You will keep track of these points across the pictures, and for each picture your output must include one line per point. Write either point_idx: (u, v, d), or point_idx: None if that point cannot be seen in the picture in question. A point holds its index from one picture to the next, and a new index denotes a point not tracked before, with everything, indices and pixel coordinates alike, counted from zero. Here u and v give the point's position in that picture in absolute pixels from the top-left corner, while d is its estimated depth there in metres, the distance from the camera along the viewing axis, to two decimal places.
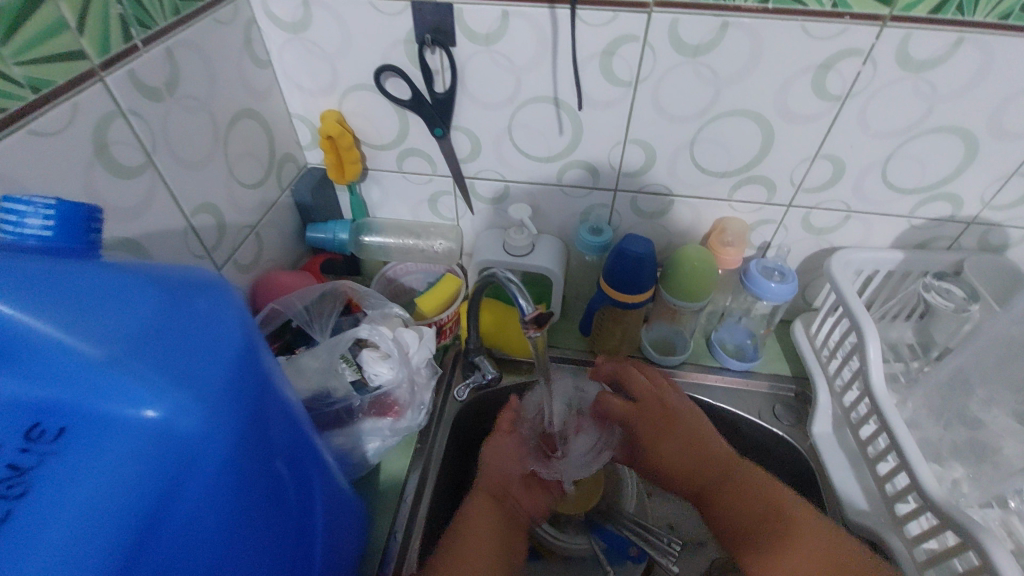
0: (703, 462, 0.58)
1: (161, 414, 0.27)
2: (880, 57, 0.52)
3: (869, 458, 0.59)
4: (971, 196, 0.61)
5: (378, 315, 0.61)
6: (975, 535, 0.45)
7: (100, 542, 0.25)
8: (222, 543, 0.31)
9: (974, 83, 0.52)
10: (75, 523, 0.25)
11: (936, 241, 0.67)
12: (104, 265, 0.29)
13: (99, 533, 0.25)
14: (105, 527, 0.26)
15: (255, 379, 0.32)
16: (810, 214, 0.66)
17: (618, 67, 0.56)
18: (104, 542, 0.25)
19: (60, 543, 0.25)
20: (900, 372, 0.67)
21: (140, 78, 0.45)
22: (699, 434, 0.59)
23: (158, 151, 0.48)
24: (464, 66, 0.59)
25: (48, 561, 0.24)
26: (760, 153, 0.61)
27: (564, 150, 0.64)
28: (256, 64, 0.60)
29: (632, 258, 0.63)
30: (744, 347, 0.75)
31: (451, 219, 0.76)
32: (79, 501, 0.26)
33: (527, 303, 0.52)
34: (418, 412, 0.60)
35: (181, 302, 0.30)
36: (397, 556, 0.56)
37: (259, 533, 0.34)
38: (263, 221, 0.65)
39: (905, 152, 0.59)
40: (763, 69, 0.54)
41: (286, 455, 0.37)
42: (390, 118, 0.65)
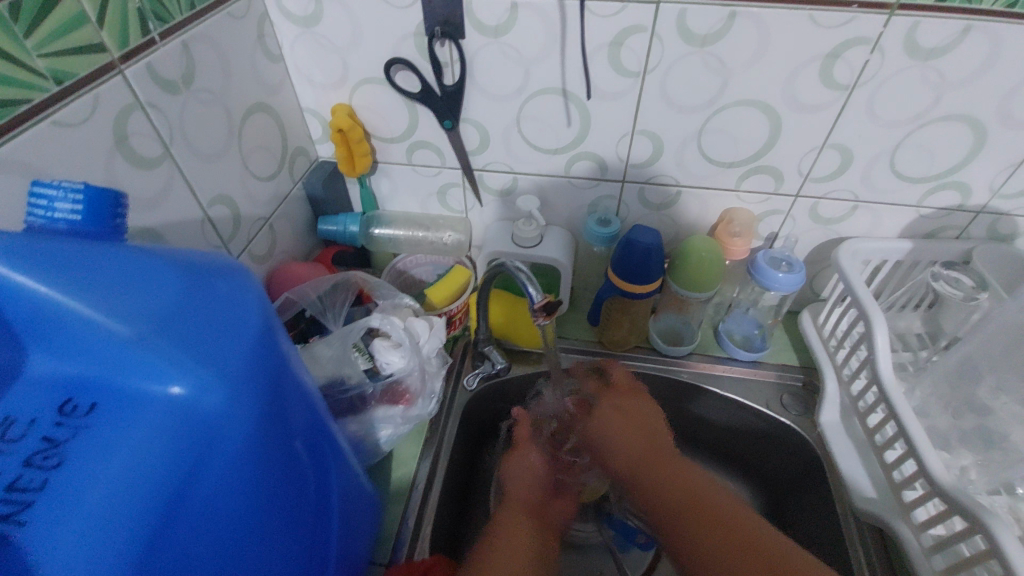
0: (640, 452, 0.58)
1: (186, 392, 0.28)
2: (888, 45, 0.52)
3: (876, 445, 0.59)
4: (980, 185, 0.61)
5: (389, 305, 0.62)
6: (982, 519, 0.45)
7: (129, 512, 0.26)
8: (245, 520, 0.32)
9: (983, 71, 0.52)
10: (106, 494, 0.26)
11: (944, 231, 0.67)
12: (128, 248, 0.30)
13: (128, 505, 0.26)
14: (134, 499, 0.27)
15: (274, 360, 0.33)
16: (818, 204, 0.66)
17: (626, 58, 0.57)
18: (133, 512, 0.26)
19: (92, 512, 0.26)
20: (909, 361, 0.67)
21: (158, 71, 0.46)
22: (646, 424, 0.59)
23: (175, 143, 0.49)
24: (473, 59, 0.59)
25: (81, 530, 0.25)
26: (768, 142, 0.62)
27: (572, 141, 0.65)
28: (269, 59, 0.61)
29: (640, 248, 0.64)
30: (752, 337, 0.75)
31: (460, 211, 0.76)
32: (109, 473, 0.27)
33: (536, 292, 0.53)
34: (429, 401, 0.61)
35: (203, 284, 0.31)
36: (409, 541, 0.57)
37: (280, 513, 0.35)
38: (276, 213, 0.66)
39: (914, 141, 0.59)
40: (770, 59, 0.55)
41: (304, 438, 0.38)
42: (400, 111, 0.65)
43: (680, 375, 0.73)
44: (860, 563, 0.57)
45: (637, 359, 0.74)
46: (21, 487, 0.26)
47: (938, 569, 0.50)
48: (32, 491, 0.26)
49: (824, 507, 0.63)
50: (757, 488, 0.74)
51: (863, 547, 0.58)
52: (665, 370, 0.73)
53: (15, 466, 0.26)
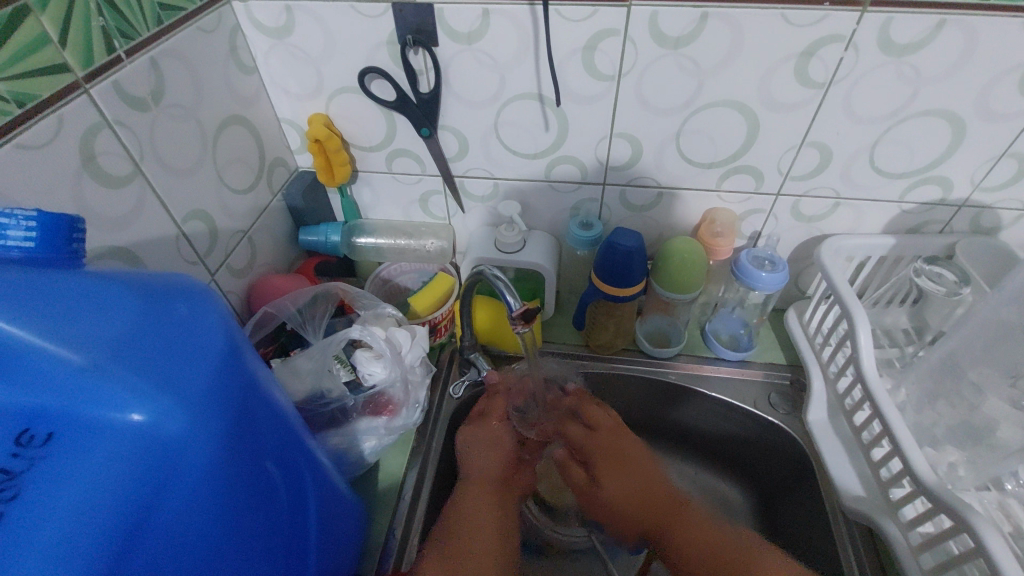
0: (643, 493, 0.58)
1: (146, 419, 0.28)
2: (862, 42, 0.52)
3: (863, 443, 0.59)
4: (961, 179, 0.61)
5: (371, 315, 0.61)
6: (967, 517, 0.45)
7: (88, 544, 0.26)
8: (215, 542, 0.32)
9: (958, 66, 0.52)
10: (62, 526, 0.26)
11: (927, 225, 0.67)
12: (85, 274, 0.30)
13: (86, 537, 0.26)
14: (92, 529, 0.26)
15: (239, 380, 0.32)
16: (800, 202, 0.66)
17: (600, 62, 0.56)
18: (92, 544, 0.26)
19: (50, 545, 0.25)
20: (895, 357, 0.67)
21: (125, 88, 0.46)
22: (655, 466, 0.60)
23: (145, 160, 0.48)
24: (448, 66, 0.59)
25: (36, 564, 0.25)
26: (746, 142, 0.61)
27: (551, 146, 0.65)
28: (242, 71, 0.60)
29: (621, 251, 0.63)
30: (738, 336, 0.75)
31: (443, 218, 0.76)
32: (66, 504, 0.26)
33: (514, 299, 0.52)
34: (413, 410, 0.61)
35: (162, 308, 0.30)
36: (396, 552, 0.57)
37: (253, 531, 0.35)
38: (255, 225, 0.65)
39: (893, 137, 0.58)
40: (744, 58, 0.54)
41: (277, 456, 0.37)
42: (377, 120, 0.65)
43: (667, 377, 0.72)
44: (850, 562, 0.57)
45: (624, 362, 0.73)
46: None
47: (926, 567, 0.50)
48: None
49: (814, 506, 0.63)
50: (748, 488, 0.73)
51: (853, 545, 0.57)
52: (652, 372, 0.73)
53: None
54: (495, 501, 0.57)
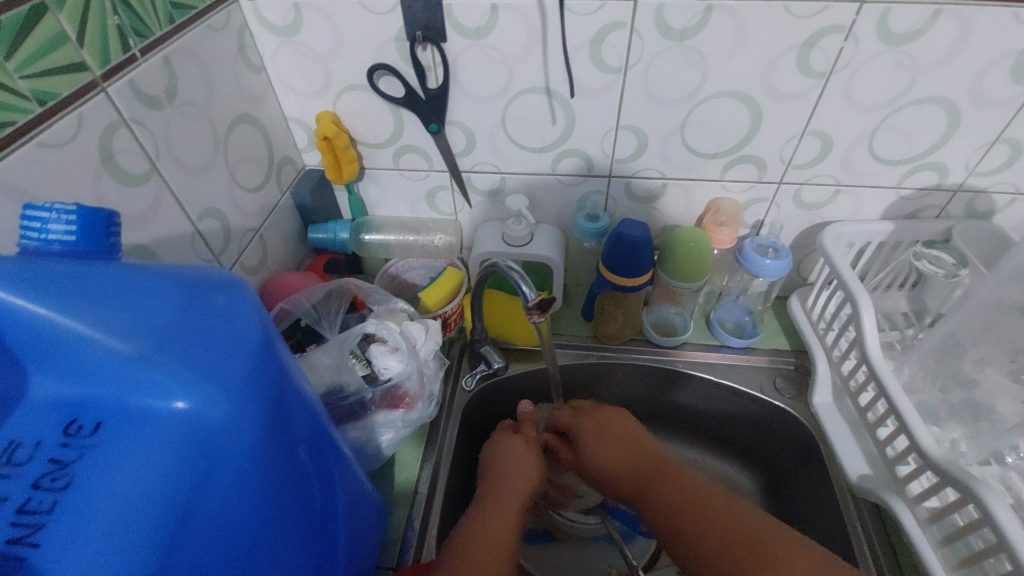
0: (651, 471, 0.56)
1: (189, 407, 0.29)
2: (862, 32, 0.53)
3: (869, 424, 0.60)
4: (956, 164, 0.63)
5: (384, 310, 0.62)
6: (974, 489, 0.46)
7: (144, 527, 0.27)
8: (258, 529, 0.32)
9: (953, 53, 0.54)
10: (113, 514, 0.26)
11: (924, 211, 0.68)
12: (124, 265, 0.30)
13: (137, 522, 0.27)
14: (142, 514, 0.27)
15: (276, 369, 0.33)
16: (801, 189, 0.67)
17: (607, 55, 0.57)
18: (148, 525, 0.27)
19: (104, 528, 0.26)
20: (896, 340, 0.68)
21: (140, 87, 0.46)
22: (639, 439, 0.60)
23: (161, 158, 0.49)
24: (456, 61, 0.60)
25: (94, 549, 0.26)
26: (750, 132, 0.63)
27: (557, 139, 0.66)
28: (250, 69, 0.60)
29: (629, 242, 0.64)
30: (743, 324, 0.76)
31: (450, 213, 0.77)
32: (117, 490, 0.27)
33: (530, 290, 0.52)
34: (428, 403, 0.61)
35: (201, 299, 0.31)
36: (415, 544, 0.57)
37: (291, 519, 0.35)
38: (265, 224, 0.66)
39: (892, 123, 0.60)
40: (747, 50, 0.56)
41: (308, 446, 0.38)
42: (385, 117, 0.66)
43: (674, 365, 0.74)
44: (860, 540, 0.58)
45: (633, 351, 0.75)
46: (32, 509, 0.26)
47: (935, 539, 0.51)
48: (43, 512, 0.26)
49: (822, 488, 0.64)
50: (755, 471, 0.75)
51: (860, 522, 0.59)
52: (660, 360, 0.74)
53: (24, 489, 0.26)
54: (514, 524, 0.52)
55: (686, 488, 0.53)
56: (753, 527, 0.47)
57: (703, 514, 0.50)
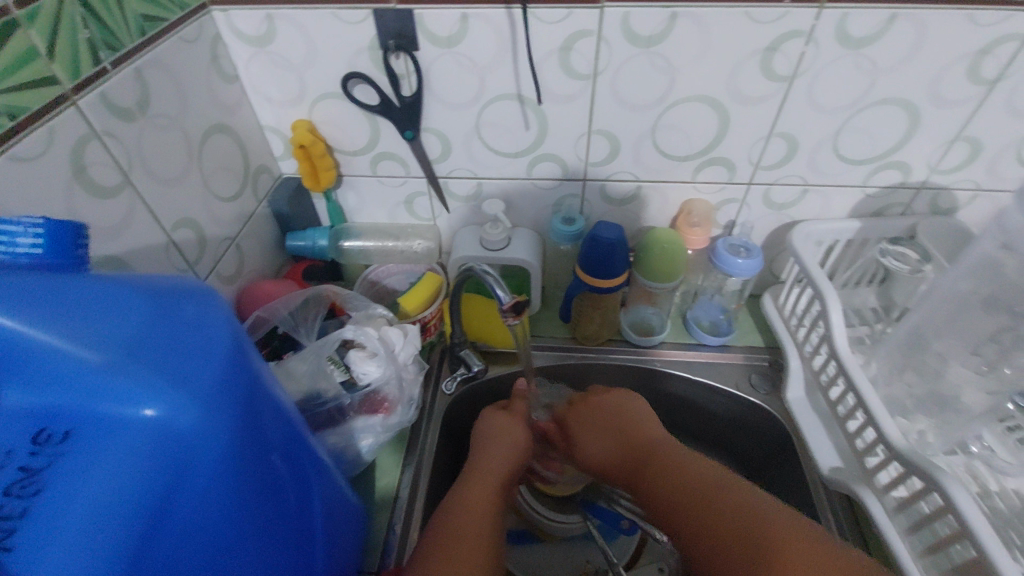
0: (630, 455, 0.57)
1: (160, 415, 0.29)
2: (821, 37, 0.55)
3: (839, 417, 0.62)
4: (918, 162, 0.65)
5: (363, 316, 0.63)
6: (935, 478, 0.48)
7: (114, 532, 0.27)
8: (230, 532, 0.33)
9: (910, 56, 0.56)
10: (85, 519, 0.27)
11: (889, 209, 0.70)
12: (93, 276, 0.31)
13: (109, 525, 0.27)
14: (115, 517, 0.28)
15: (246, 377, 0.33)
16: (771, 190, 0.69)
17: (576, 61, 0.58)
18: (117, 530, 0.27)
19: (77, 534, 0.27)
20: (866, 334, 0.70)
21: (112, 100, 0.46)
22: (636, 424, 0.60)
23: (134, 169, 0.49)
24: (429, 69, 0.60)
25: (67, 553, 0.26)
26: (719, 134, 0.64)
27: (531, 144, 0.67)
28: (224, 79, 0.61)
29: (604, 244, 0.65)
30: (718, 322, 0.78)
31: (428, 219, 0.77)
32: (88, 496, 0.28)
33: (505, 293, 0.53)
34: (408, 408, 0.62)
35: (170, 309, 0.31)
36: (396, 549, 0.58)
37: (266, 522, 0.36)
38: (242, 232, 0.66)
39: (854, 125, 0.62)
40: (713, 55, 0.57)
41: (282, 452, 0.38)
42: (361, 124, 0.66)
43: (652, 364, 0.75)
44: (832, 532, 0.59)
45: (611, 352, 0.76)
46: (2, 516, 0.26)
47: (902, 527, 0.53)
48: (14, 519, 0.27)
49: (797, 481, 0.66)
50: (733, 466, 0.76)
51: (832, 514, 0.60)
52: (638, 360, 0.75)
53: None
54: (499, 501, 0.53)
55: (674, 483, 0.51)
56: (764, 519, 0.44)
57: (700, 502, 0.48)
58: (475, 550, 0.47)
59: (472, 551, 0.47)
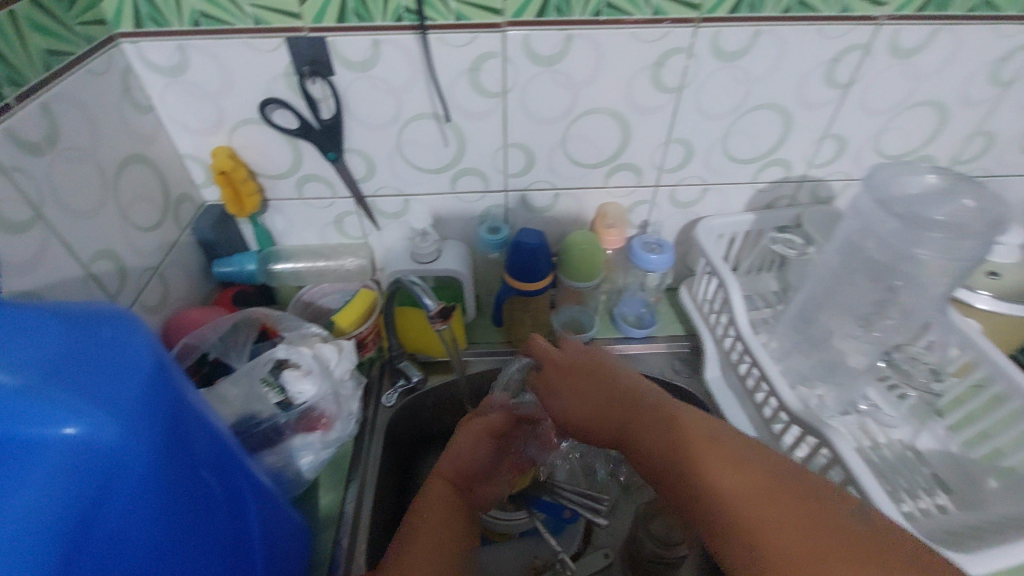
0: (614, 418, 0.52)
1: (80, 434, 0.30)
2: (700, 53, 0.62)
3: (749, 391, 0.68)
4: (796, 158, 0.73)
5: (297, 336, 0.63)
6: (825, 434, 0.54)
7: (38, 547, 0.28)
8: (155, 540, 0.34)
9: (776, 66, 0.64)
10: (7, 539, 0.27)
11: (779, 201, 0.79)
12: (14, 305, 0.32)
13: (32, 543, 0.28)
14: (37, 535, 0.28)
15: (169, 394, 0.35)
16: (675, 190, 0.76)
17: (486, 81, 0.63)
18: (41, 544, 0.28)
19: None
20: (770, 315, 0.77)
21: (18, 135, 0.46)
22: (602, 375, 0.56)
23: (44, 202, 0.48)
24: (346, 93, 0.63)
25: None
26: (623, 142, 0.70)
27: (452, 159, 0.70)
28: (137, 110, 0.61)
29: (527, 250, 0.70)
30: (642, 316, 0.83)
31: (359, 237, 0.79)
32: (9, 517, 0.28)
33: (431, 300, 0.56)
34: (348, 422, 0.63)
35: (86, 332, 0.32)
36: (344, 561, 0.58)
37: (194, 531, 0.37)
38: (165, 261, 0.65)
39: (739, 128, 0.69)
40: (609, 71, 0.63)
41: (211, 467, 0.40)
42: (283, 148, 0.68)
43: None
44: None
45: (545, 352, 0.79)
46: None
47: None
48: None
49: None
50: None
51: None
52: None
53: None
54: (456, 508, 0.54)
55: (653, 432, 0.48)
56: (775, 474, 0.41)
57: (699, 449, 0.44)
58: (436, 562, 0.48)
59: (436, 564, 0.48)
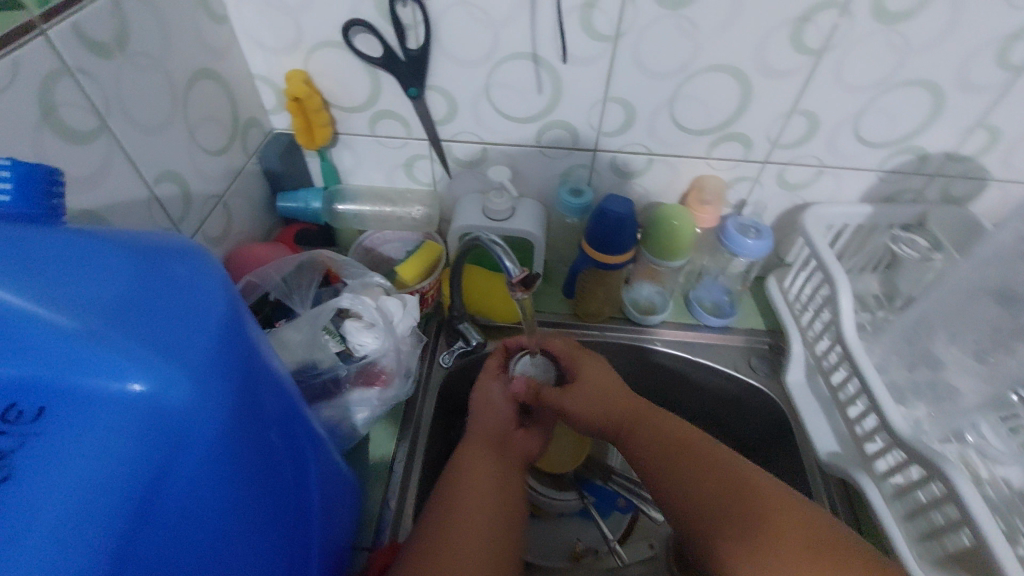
0: None
1: (148, 389, 0.27)
2: (858, 9, 0.52)
3: (840, 402, 0.62)
4: (935, 149, 0.64)
5: (359, 284, 0.59)
6: (941, 466, 0.48)
7: (106, 512, 0.25)
8: (217, 504, 0.30)
9: (946, 35, 0.53)
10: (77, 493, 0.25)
11: (902, 195, 0.70)
12: (79, 230, 0.28)
13: (103, 496, 0.26)
14: (109, 490, 0.26)
15: (244, 345, 0.32)
16: (786, 170, 0.67)
17: (598, 21, 0.55)
18: (109, 508, 0.26)
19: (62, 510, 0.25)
20: (867, 321, 0.71)
21: (88, 33, 0.41)
22: None
23: (112, 114, 0.44)
24: (438, 21, 0.56)
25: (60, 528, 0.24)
26: (739, 109, 0.61)
27: (543, 110, 0.63)
28: (212, 19, 0.55)
29: (613, 219, 0.63)
30: (721, 303, 0.77)
31: (429, 183, 0.73)
32: (83, 464, 0.26)
33: (513, 265, 0.51)
34: (405, 380, 0.60)
35: (158, 269, 0.28)
36: (392, 522, 0.57)
37: (252, 497, 0.33)
38: (230, 190, 0.61)
39: (879, 106, 0.60)
40: (744, 22, 0.54)
41: (278, 427, 0.37)
42: (361, 79, 0.61)
43: (654, 343, 0.74)
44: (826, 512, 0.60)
45: (612, 330, 0.74)
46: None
47: (899, 514, 0.54)
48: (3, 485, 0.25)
49: (794, 465, 0.67)
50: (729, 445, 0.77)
51: (828, 497, 0.61)
52: (639, 339, 0.74)
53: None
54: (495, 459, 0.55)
55: None
56: None
57: None
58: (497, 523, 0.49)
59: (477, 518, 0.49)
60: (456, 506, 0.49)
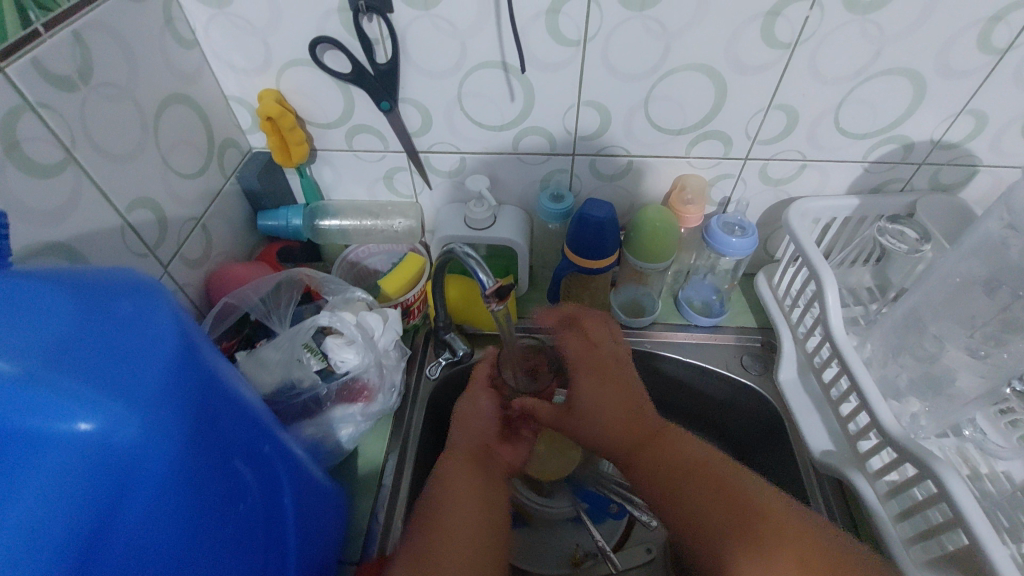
0: None
1: (96, 428, 0.27)
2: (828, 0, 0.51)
3: (832, 400, 0.61)
4: (921, 137, 0.62)
5: (340, 300, 0.59)
6: (932, 465, 0.47)
7: (45, 560, 0.24)
8: (180, 534, 0.31)
9: (921, 21, 0.52)
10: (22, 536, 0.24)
11: (889, 184, 0.68)
12: (21, 276, 0.29)
13: (48, 540, 0.25)
14: (56, 531, 0.25)
15: (196, 377, 0.32)
16: (768, 165, 0.66)
17: (564, 26, 0.54)
18: (48, 556, 0.25)
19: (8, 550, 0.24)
20: (860, 315, 0.69)
21: (49, 67, 0.42)
22: None
23: (78, 145, 0.45)
24: (405, 34, 0.56)
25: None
26: (715, 106, 0.60)
27: (517, 117, 0.63)
28: (180, 43, 0.56)
29: (593, 224, 0.62)
30: (711, 303, 0.76)
31: (410, 196, 0.73)
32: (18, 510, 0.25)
33: (488, 277, 0.51)
34: (389, 394, 0.60)
35: (103, 307, 0.29)
36: (381, 537, 0.57)
37: (216, 525, 0.33)
38: (209, 212, 0.62)
39: (859, 96, 0.58)
40: (713, 19, 0.53)
41: (245, 454, 0.37)
42: (333, 95, 0.61)
43: (643, 345, 0.73)
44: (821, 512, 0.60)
45: None
46: None
47: (893, 513, 0.52)
48: None
49: (789, 465, 0.65)
50: (725, 446, 0.76)
51: (824, 496, 0.60)
52: (629, 341, 0.73)
53: None
54: (479, 470, 0.55)
55: None
56: None
57: None
58: (478, 529, 0.49)
59: (467, 521, 0.50)
60: (444, 510, 0.50)
